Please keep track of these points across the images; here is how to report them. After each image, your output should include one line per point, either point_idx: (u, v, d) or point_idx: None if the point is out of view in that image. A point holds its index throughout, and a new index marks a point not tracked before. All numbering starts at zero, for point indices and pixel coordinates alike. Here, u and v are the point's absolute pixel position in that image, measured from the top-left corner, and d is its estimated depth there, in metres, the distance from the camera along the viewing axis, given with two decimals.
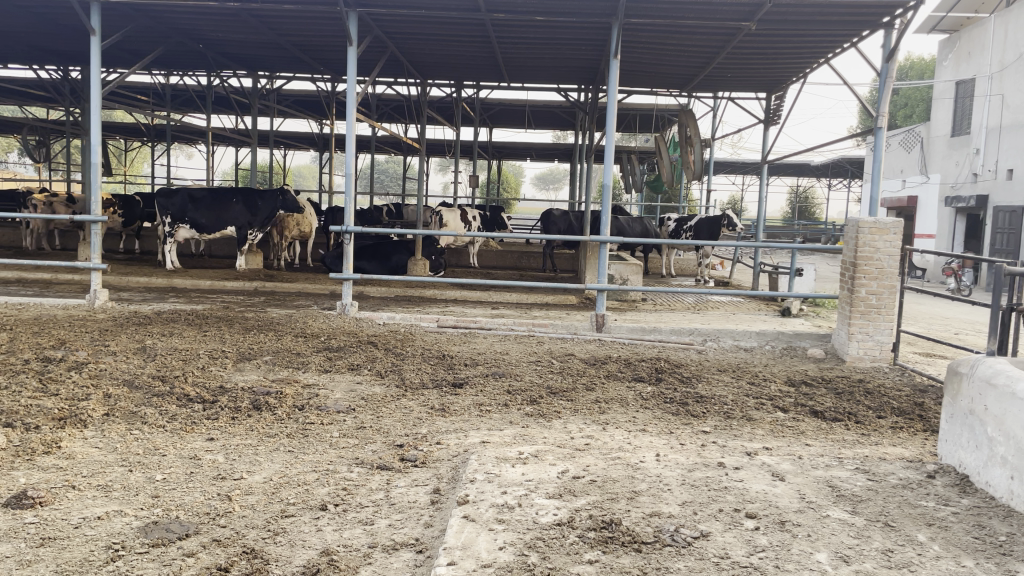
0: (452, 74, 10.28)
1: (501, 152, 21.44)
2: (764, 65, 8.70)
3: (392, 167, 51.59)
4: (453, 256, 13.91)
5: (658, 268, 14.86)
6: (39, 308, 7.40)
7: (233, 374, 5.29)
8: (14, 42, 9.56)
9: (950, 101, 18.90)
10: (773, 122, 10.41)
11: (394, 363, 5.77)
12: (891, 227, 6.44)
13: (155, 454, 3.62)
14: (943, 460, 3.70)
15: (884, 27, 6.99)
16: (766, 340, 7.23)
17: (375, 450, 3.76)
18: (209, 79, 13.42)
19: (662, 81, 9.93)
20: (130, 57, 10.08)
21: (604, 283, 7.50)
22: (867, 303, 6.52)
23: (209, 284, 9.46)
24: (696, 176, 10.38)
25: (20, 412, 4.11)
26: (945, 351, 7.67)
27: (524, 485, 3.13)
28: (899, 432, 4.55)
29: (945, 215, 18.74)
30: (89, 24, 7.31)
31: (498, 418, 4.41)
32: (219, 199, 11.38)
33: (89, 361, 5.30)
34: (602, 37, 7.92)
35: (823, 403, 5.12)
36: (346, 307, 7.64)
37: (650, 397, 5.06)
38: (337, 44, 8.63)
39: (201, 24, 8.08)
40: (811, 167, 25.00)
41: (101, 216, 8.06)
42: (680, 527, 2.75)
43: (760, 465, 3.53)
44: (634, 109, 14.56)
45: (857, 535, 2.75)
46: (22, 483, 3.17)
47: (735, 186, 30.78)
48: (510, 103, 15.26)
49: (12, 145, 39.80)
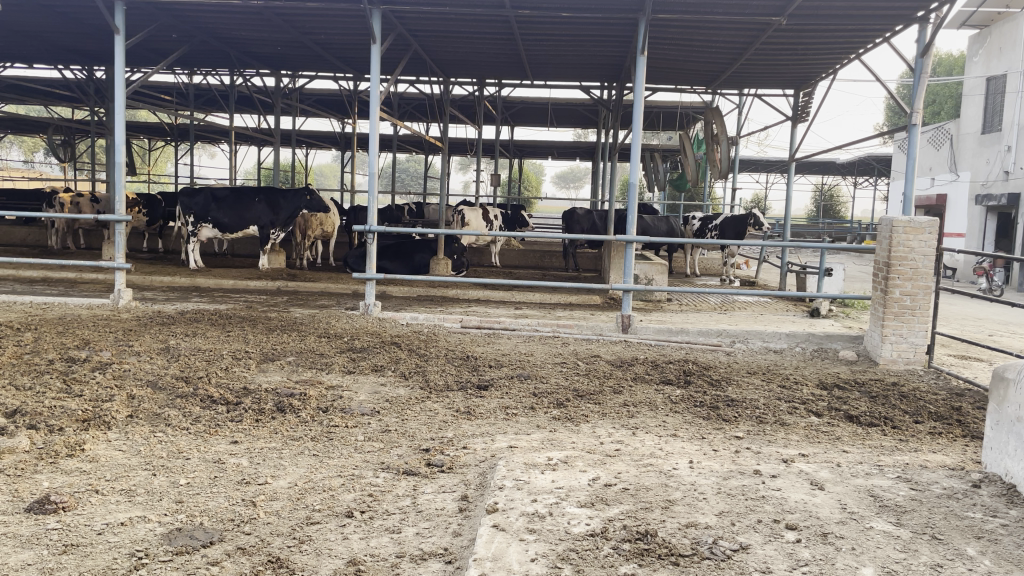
0: (475, 71, 10.21)
1: (524, 152, 21.36)
2: (793, 60, 8.55)
3: (413, 166, 51.84)
4: (475, 255, 13.83)
5: (682, 267, 14.69)
6: (63, 307, 7.40)
7: (257, 375, 5.24)
8: (41, 42, 9.63)
9: (980, 97, 18.55)
10: (802, 119, 10.24)
11: (418, 364, 5.70)
12: (927, 226, 6.27)
13: (179, 457, 3.58)
14: (987, 469, 3.57)
15: (919, 22, 6.83)
16: (796, 342, 7.08)
17: (401, 455, 3.68)
18: (232, 77, 13.46)
19: (688, 77, 9.80)
20: (154, 56, 10.11)
21: (630, 283, 7.37)
22: (901, 304, 6.36)
23: (231, 283, 9.45)
24: (722, 175, 10.21)
25: (44, 414, 4.09)
26: (980, 352, 7.49)
27: (554, 493, 3.05)
28: (939, 438, 4.41)
29: (975, 213, 18.40)
30: (113, 23, 7.32)
31: (525, 421, 4.32)
32: (241, 198, 11.39)
33: (113, 361, 5.28)
34: (628, 34, 7.81)
35: (858, 407, 4.99)
36: (369, 307, 7.59)
37: (679, 400, 4.95)
38: (360, 42, 8.59)
39: (225, 23, 8.08)
40: (838, 165, 24.70)
41: (124, 214, 8.06)
42: (718, 538, 2.65)
43: (798, 473, 3.42)
44: (659, 106, 14.42)
45: (904, 548, 2.63)
46: (45, 487, 3.13)
47: (760, 185, 30.56)
48: (533, 101, 15.18)
49: (38, 144, 40.29)
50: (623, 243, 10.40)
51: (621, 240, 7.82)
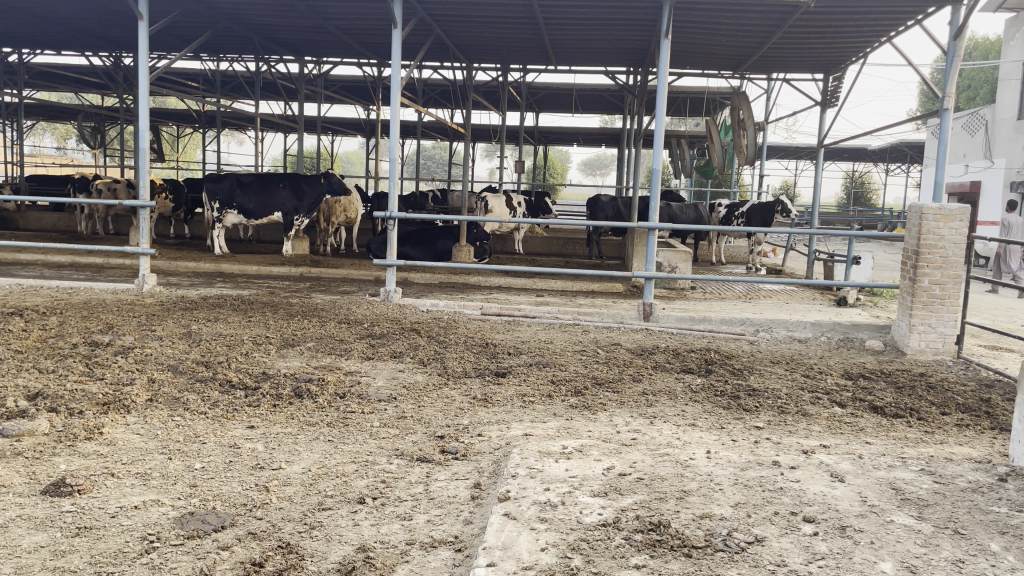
0: (498, 57, 10.15)
1: (548, 138, 21.26)
2: (821, 44, 8.38)
3: (439, 153, 51.94)
4: (499, 242, 13.80)
5: (708, 255, 14.56)
6: (89, 292, 7.49)
7: (276, 360, 5.26)
8: (68, 29, 9.70)
9: (1017, 82, 18.11)
10: (831, 104, 10.06)
11: (436, 351, 5.68)
12: (958, 213, 6.11)
13: (196, 441, 3.59)
14: (1015, 463, 3.48)
15: (951, 3, 6.65)
16: (821, 331, 6.96)
17: (415, 442, 3.66)
18: (258, 64, 13.50)
19: (714, 62, 9.65)
20: (179, 43, 10.16)
21: (652, 270, 7.27)
22: (930, 293, 6.22)
23: (255, 269, 9.50)
24: (748, 161, 10.06)
25: (65, 397, 4.13)
26: (1011, 343, 7.32)
27: (567, 482, 3.01)
28: (965, 430, 4.30)
29: (1010, 201, 17.98)
30: (137, 10, 7.35)
31: (542, 409, 4.29)
32: (266, 184, 11.45)
33: (135, 345, 5.32)
34: (653, 17, 7.70)
35: (882, 398, 4.89)
36: (390, 294, 7.58)
37: (700, 390, 4.88)
38: (383, 28, 8.56)
39: (248, 9, 8.09)
40: (868, 152, 24.34)
41: (148, 200, 8.11)
42: (733, 530, 2.60)
43: (817, 465, 3.35)
44: (685, 92, 14.25)
45: (925, 543, 2.56)
46: (63, 470, 3.15)
47: (788, 172, 30.11)
48: (558, 87, 15.08)
49: (69, 131, 40.89)
50: (647, 231, 10.29)
51: (643, 226, 7.71)
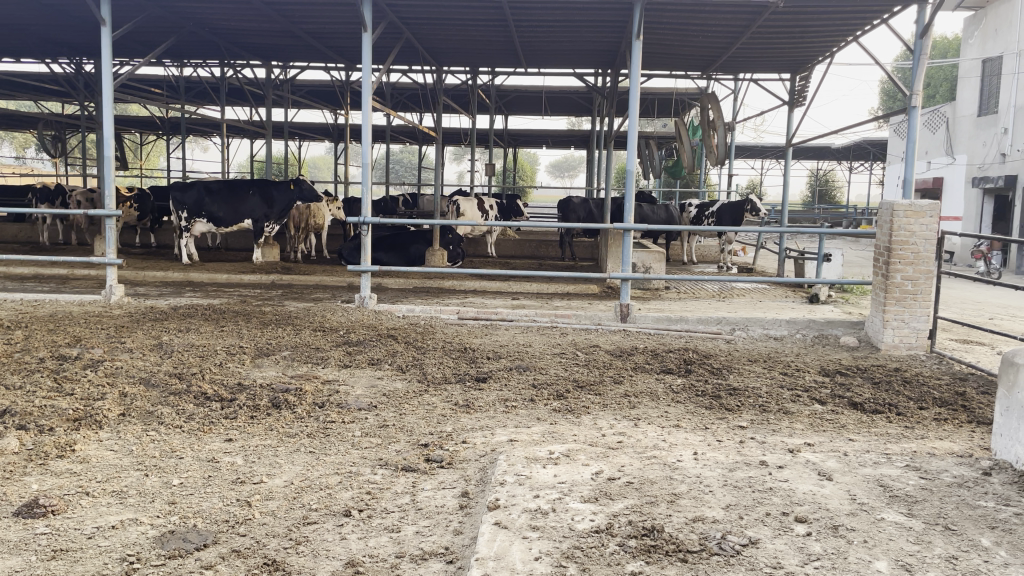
0: (468, 59, 10.10)
1: (518, 140, 21.27)
2: (789, 44, 8.46)
3: (407, 157, 51.79)
4: (471, 245, 13.74)
5: (679, 255, 14.64)
6: (54, 304, 7.31)
7: (252, 370, 5.16)
8: (27, 35, 9.46)
9: (976, 80, 18.45)
10: (798, 104, 10.15)
11: (415, 357, 5.62)
12: (928, 209, 6.19)
13: (172, 456, 3.49)
14: (997, 456, 3.50)
15: (917, 2, 6.74)
16: (796, 329, 7.01)
17: (399, 451, 3.60)
18: (223, 69, 13.30)
19: (684, 62, 9.70)
20: (142, 48, 9.96)
21: (628, 271, 7.25)
22: (903, 289, 6.29)
23: (225, 277, 9.34)
24: (719, 161, 10.11)
25: (34, 414, 4.00)
26: (981, 337, 7.43)
27: (557, 488, 2.97)
28: (944, 424, 4.35)
29: (972, 196, 18.31)
30: (99, 15, 7.18)
31: (525, 414, 4.24)
32: (235, 191, 11.28)
33: (105, 358, 5.19)
34: (623, 18, 7.70)
35: (861, 394, 4.93)
36: (365, 300, 7.49)
37: (680, 390, 4.87)
38: (351, 31, 8.47)
39: (214, 13, 7.96)
40: (833, 150, 24.65)
41: (114, 209, 7.92)
42: (727, 533, 2.58)
43: (804, 463, 3.35)
44: (654, 93, 14.31)
45: (917, 540, 2.56)
46: (35, 490, 3.05)
47: (754, 170, 30.37)
48: (527, 89, 15.06)
49: (28, 140, 40.01)
50: (620, 231, 10.31)
51: (618, 227, 7.71)
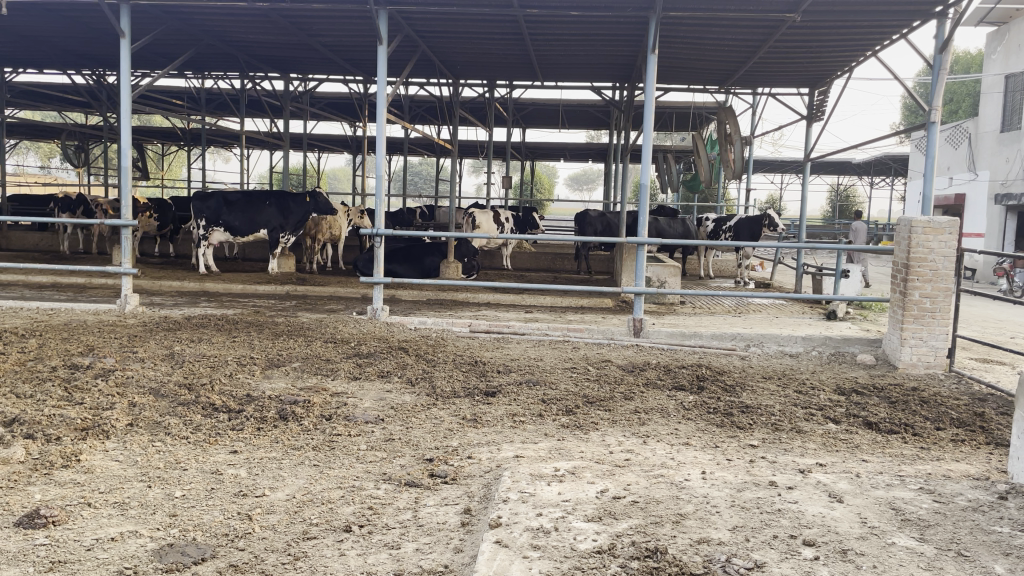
0: (484, 72, 10.13)
1: (535, 154, 21.30)
2: (806, 58, 8.39)
3: (425, 169, 52.19)
4: (487, 257, 13.74)
5: (696, 270, 14.56)
6: (70, 313, 7.37)
7: (261, 381, 5.16)
8: (49, 47, 9.60)
9: (999, 95, 18.27)
10: (817, 118, 10.07)
11: (425, 370, 5.60)
12: (947, 226, 6.09)
13: (177, 467, 3.49)
14: (1014, 479, 3.42)
15: (937, 17, 6.67)
16: (812, 346, 6.93)
17: (403, 465, 3.57)
18: (242, 81, 13.41)
19: (701, 76, 9.65)
20: (162, 60, 10.07)
21: (642, 285, 7.20)
22: (921, 307, 6.19)
23: (240, 287, 9.38)
24: (736, 176, 10.03)
25: (42, 422, 4.02)
26: (1002, 356, 7.30)
27: (560, 506, 2.92)
28: (962, 446, 4.25)
29: (995, 213, 18.08)
30: (118, 27, 7.26)
31: (532, 430, 4.20)
32: (252, 202, 11.36)
33: (116, 368, 5.21)
34: (639, 32, 7.68)
35: (876, 414, 4.84)
36: (377, 312, 7.47)
37: (692, 407, 4.81)
38: (367, 44, 8.51)
39: (232, 26, 8.03)
40: (853, 165, 24.46)
41: (131, 220, 7.98)
42: (731, 556, 2.52)
43: (814, 484, 3.29)
44: (671, 107, 14.28)
45: (927, 567, 2.49)
46: (37, 500, 3.04)
47: (774, 185, 30.19)
48: (544, 103, 15.09)
49: (53, 150, 40.74)
50: (636, 245, 10.26)
51: (633, 241, 7.64)
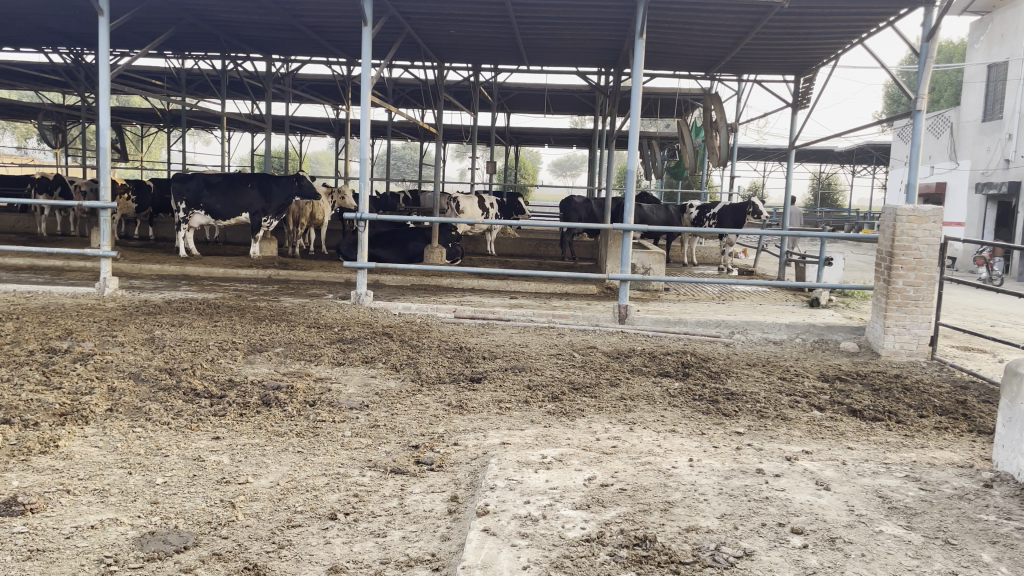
0: (470, 55, 10.04)
1: (520, 139, 21.19)
2: (794, 45, 8.38)
3: (408, 153, 51.89)
4: (470, 243, 13.67)
5: (680, 256, 14.58)
6: (48, 296, 7.24)
7: (243, 366, 5.09)
8: (25, 24, 9.38)
9: (981, 85, 18.37)
10: (802, 106, 10.08)
11: (409, 356, 5.55)
12: (932, 215, 6.11)
13: (157, 454, 3.43)
14: (999, 467, 3.44)
15: (924, 5, 6.67)
16: (796, 333, 6.94)
17: (389, 452, 3.53)
18: (224, 61, 13.21)
19: (687, 62, 9.62)
20: (141, 39, 9.89)
21: (628, 272, 7.16)
22: (904, 295, 6.22)
23: (221, 271, 9.28)
24: (721, 164, 10.02)
25: (19, 408, 3.94)
26: (983, 344, 7.35)
27: (548, 494, 2.90)
28: (944, 433, 4.28)
29: (975, 202, 18.22)
30: (97, 5, 7.10)
31: (518, 416, 4.17)
32: (233, 184, 11.22)
33: (95, 352, 5.13)
34: (626, 17, 7.62)
35: (861, 401, 4.85)
36: (361, 297, 7.40)
37: (678, 394, 4.80)
38: (351, 25, 8.39)
39: (213, 5, 7.89)
40: (836, 153, 24.55)
41: (110, 202, 7.84)
42: (720, 544, 2.51)
43: (801, 472, 3.29)
44: (656, 93, 14.24)
45: (916, 555, 2.49)
46: (14, 487, 2.98)
47: (758, 173, 30.24)
48: (530, 87, 15.00)
49: (29, 129, 40.16)
50: (621, 231, 10.24)
51: (619, 227, 7.60)
